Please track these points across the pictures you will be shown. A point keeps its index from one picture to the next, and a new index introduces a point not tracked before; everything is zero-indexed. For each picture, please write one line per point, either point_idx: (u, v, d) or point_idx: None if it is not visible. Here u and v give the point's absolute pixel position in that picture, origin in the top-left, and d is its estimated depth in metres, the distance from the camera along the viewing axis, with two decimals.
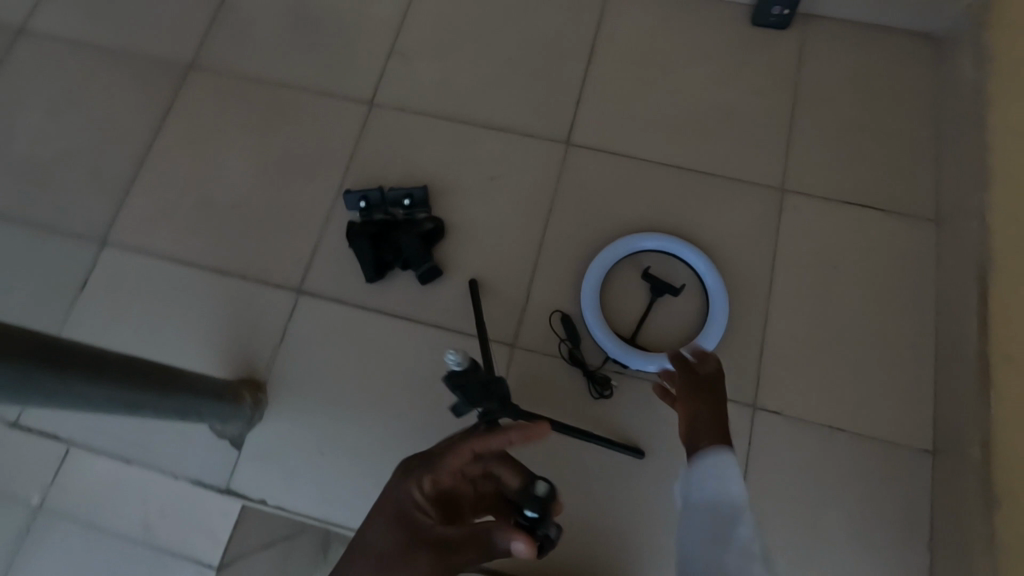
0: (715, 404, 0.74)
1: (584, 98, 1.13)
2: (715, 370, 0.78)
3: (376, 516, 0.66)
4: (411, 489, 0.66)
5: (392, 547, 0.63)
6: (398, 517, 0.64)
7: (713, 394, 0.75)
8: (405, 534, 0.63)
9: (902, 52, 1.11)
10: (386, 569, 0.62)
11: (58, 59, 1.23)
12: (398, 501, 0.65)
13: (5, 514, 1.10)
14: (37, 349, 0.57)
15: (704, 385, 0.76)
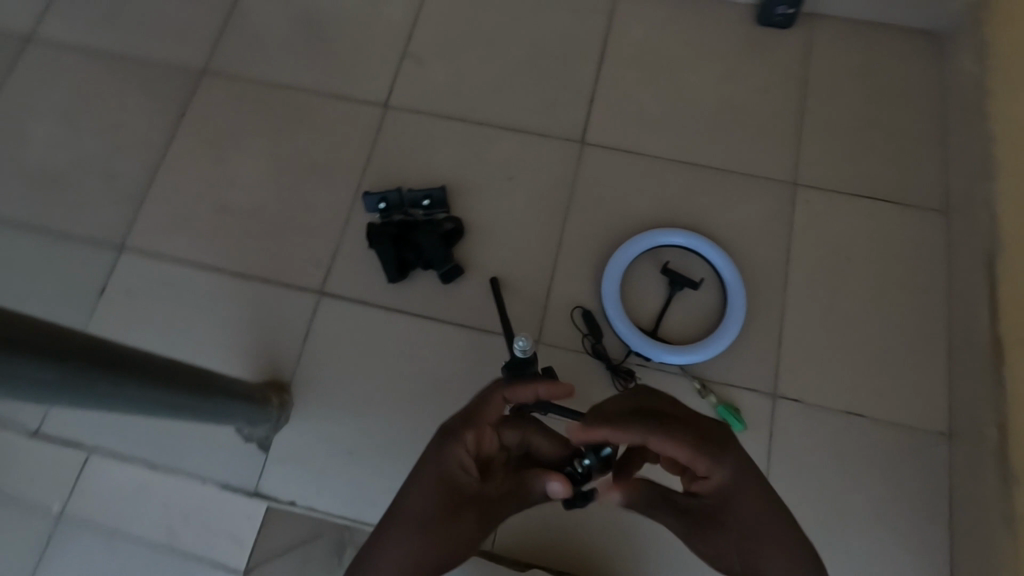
0: (792, 556, 0.57)
1: (596, 96, 1.14)
2: (749, 493, 0.58)
3: (414, 485, 0.61)
4: (456, 457, 0.61)
5: (435, 515, 0.60)
6: (440, 486, 0.61)
7: (782, 544, 0.57)
8: (450, 500, 0.61)
9: (902, 48, 1.14)
10: (433, 534, 0.59)
11: (67, 66, 1.23)
12: (439, 470, 0.61)
13: (25, 521, 1.09)
14: (94, 352, 0.56)
15: (765, 543, 0.57)
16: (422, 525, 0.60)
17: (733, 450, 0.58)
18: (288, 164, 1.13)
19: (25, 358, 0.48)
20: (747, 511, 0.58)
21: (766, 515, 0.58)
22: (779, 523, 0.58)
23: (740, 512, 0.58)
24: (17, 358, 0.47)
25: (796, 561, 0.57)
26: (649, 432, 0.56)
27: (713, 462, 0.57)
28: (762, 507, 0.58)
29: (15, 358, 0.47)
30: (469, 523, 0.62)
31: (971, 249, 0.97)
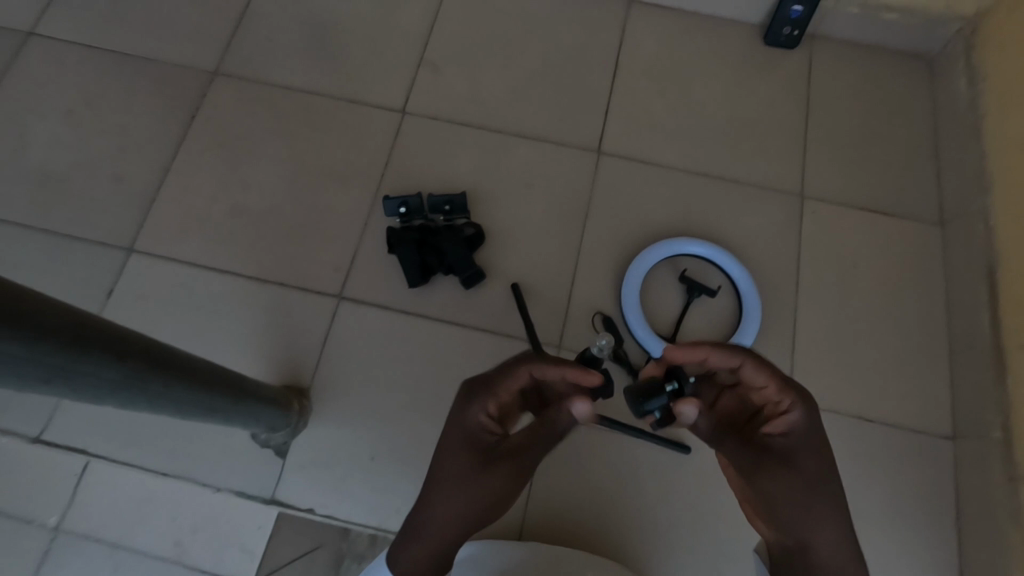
0: (842, 517, 0.61)
1: (610, 107, 1.17)
2: (816, 446, 0.63)
3: (443, 449, 0.64)
4: (477, 414, 0.64)
5: (468, 468, 0.62)
6: (469, 443, 0.63)
7: (836, 501, 0.61)
8: (480, 454, 0.63)
9: (898, 69, 1.20)
10: (467, 491, 0.61)
11: (70, 64, 1.19)
12: (465, 428, 0.64)
13: (21, 535, 1.05)
14: (148, 353, 0.54)
15: (821, 496, 0.61)
16: (458, 480, 0.61)
17: (813, 406, 0.65)
18: (304, 167, 1.12)
19: (95, 359, 0.46)
20: (812, 461, 0.62)
21: (827, 472, 0.63)
22: (837, 487, 0.62)
23: (807, 458, 0.62)
24: (87, 359, 0.46)
25: (841, 524, 0.60)
26: (745, 357, 0.65)
27: (794, 399, 0.64)
28: (822, 462, 0.63)
29: (84, 360, 0.45)
30: (500, 474, 0.62)
31: (968, 260, 1.03)
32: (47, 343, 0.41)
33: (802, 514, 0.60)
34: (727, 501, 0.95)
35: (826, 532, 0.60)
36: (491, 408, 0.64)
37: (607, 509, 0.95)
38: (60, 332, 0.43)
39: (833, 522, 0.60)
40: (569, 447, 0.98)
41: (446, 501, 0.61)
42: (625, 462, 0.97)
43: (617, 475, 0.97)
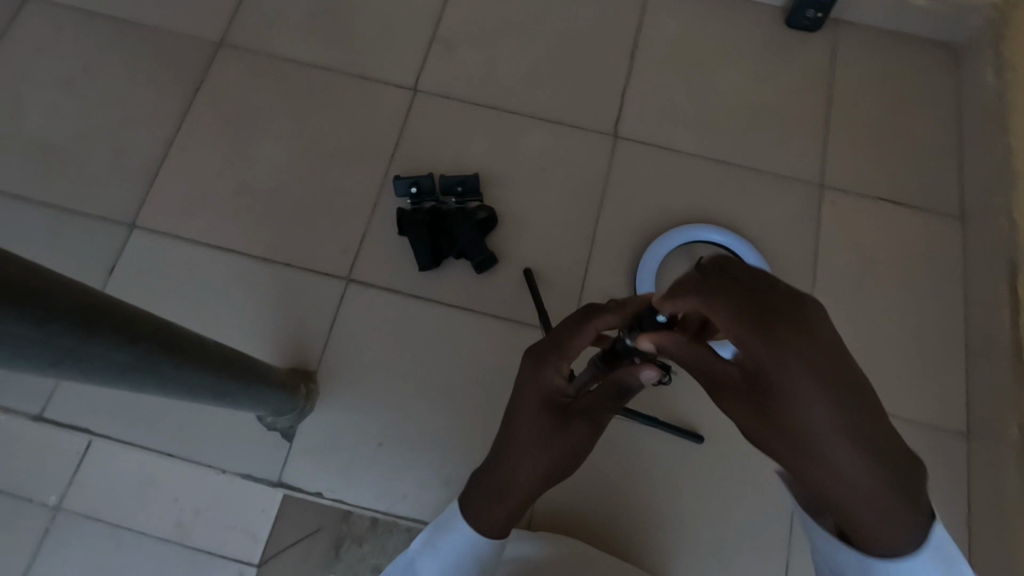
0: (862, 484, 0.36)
1: (628, 90, 1.14)
2: (805, 396, 0.35)
3: (517, 410, 0.56)
4: (552, 376, 0.55)
5: (546, 431, 0.55)
6: (544, 405, 0.55)
7: (850, 467, 0.35)
8: (556, 416, 0.56)
9: (924, 58, 1.17)
10: (551, 454, 0.55)
11: (69, 31, 1.15)
12: (540, 388, 0.55)
13: (20, 514, 1.04)
14: (156, 333, 0.52)
15: (823, 467, 0.36)
16: (535, 442, 0.55)
17: (794, 329, 0.35)
18: (313, 145, 1.09)
19: (104, 340, 0.44)
20: (797, 415, 0.36)
21: (827, 429, 0.35)
22: (846, 451, 0.35)
23: (787, 413, 0.36)
24: (96, 340, 0.44)
25: (865, 489, 0.36)
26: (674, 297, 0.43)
27: (758, 339, 0.36)
28: (819, 412, 0.35)
29: (94, 340, 0.43)
30: (577, 433, 0.56)
31: (988, 255, 1.02)
32: (55, 323, 0.39)
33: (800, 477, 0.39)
34: (739, 492, 0.94)
35: (841, 500, 0.37)
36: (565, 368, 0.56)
37: (618, 498, 0.95)
38: (68, 311, 0.40)
39: (847, 491, 0.36)
40: None
41: (522, 462, 0.56)
42: (636, 453, 0.96)
43: (629, 465, 0.96)
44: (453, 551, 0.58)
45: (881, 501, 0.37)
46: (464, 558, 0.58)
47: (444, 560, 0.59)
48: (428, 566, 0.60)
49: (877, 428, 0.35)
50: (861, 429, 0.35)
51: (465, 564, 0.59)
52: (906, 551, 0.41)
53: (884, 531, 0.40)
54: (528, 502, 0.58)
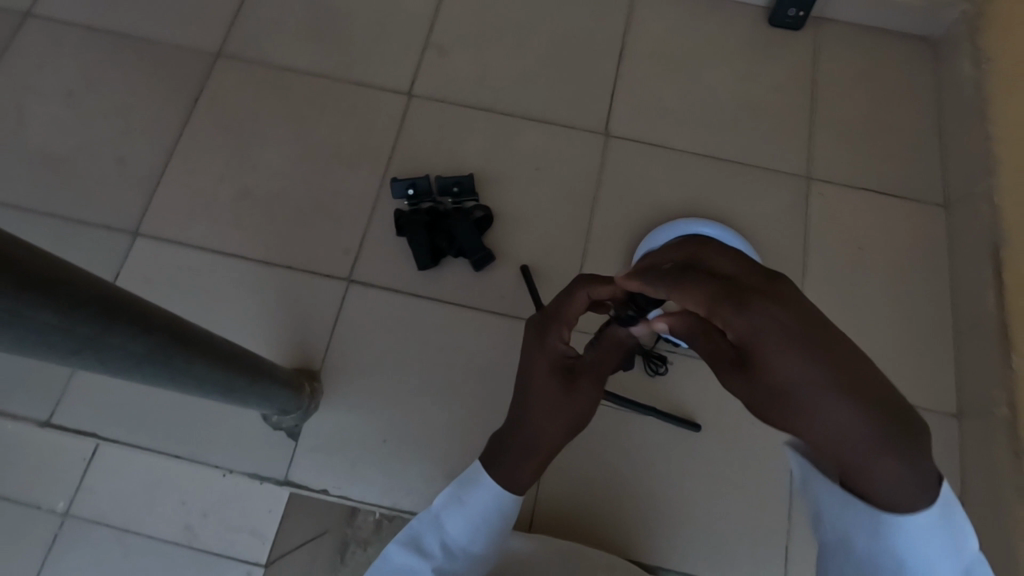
0: (857, 437, 0.35)
1: (617, 90, 1.17)
2: (775, 349, 0.36)
3: (527, 380, 0.59)
4: (555, 342, 0.59)
5: (556, 393, 0.58)
6: (552, 368, 0.59)
7: (842, 421, 0.35)
8: (565, 379, 0.58)
9: (904, 52, 1.21)
10: (564, 413, 0.58)
11: (70, 46, 1.18)
12: (546, 356, 0.59)
13: (31, 520, 1.07)
14: (170, 326, 0.53)
15: (809, 420, 0.36)
16: (548, 404, 0.58)
17: (760, 293, 0.37)
18: (312, 151, 1.12)
19: (123, 330, 0.46)
20: (785, 375, 0.35)
21: (813, 383, 0.35)
22: (825, 402, 0.35)
23: (765, 370, 0.36)
24: (115, 330, 0.45)
25: (863, 441, 0.35)
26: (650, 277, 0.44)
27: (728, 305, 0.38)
28: (804, 368, 0.35)
29: (113, 330, 0.45)
30: (588, 393, 0.58)
31: (973, 241, 1.04)
32: (78, 312, 0.41)
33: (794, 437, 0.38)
34: (738, 477, 0.96)
35: (839, 455, 0.37)
36: (567, 335, 0.59)
37: (619, 487, 0.96)
38: (89, 302, 0.42)
39: (842, 446, 0.36)
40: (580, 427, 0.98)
41: (537, 423, 0.58)
42: (636, 443, 0.98)
43: (629, 455, 0.97)
44: (480, 506, 0.60)
45: (881, 455, 0.36)
46: (488, 514, 0.60)
47: (471, 515, 0.60)
48: (455, 522, 0.60)
49: (867, 379, 0.35)
50: (847, 380, 0.35)
51: (489, 521, 0.60)
52: (916, 508, 0.40)
53: (888, 487, 0.39)
54: (549, 459, 0.61)
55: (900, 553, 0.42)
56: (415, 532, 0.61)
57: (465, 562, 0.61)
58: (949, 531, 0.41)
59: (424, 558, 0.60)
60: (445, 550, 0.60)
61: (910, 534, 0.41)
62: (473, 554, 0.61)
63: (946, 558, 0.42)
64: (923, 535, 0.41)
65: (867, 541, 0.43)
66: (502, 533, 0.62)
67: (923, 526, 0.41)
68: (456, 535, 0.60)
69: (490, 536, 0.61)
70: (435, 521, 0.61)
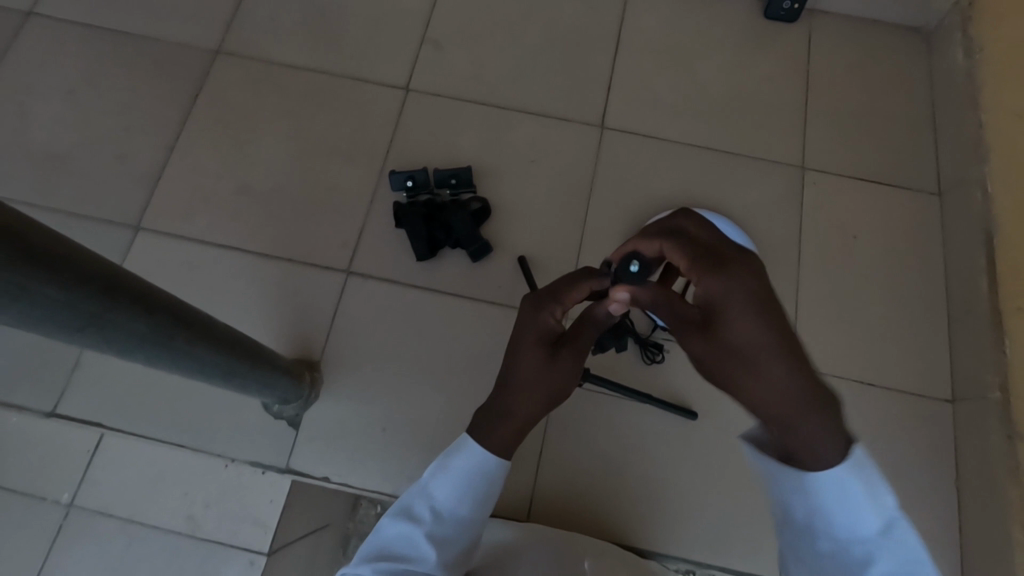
0: (787, 390, 0.47)
1: (612, 83, 1.18)
2: (739, 309, 0.50)
3: (516, 349, 0.61)
4: (547, 316, 0.61)
5: (540, 363, 0.61)
6: (541, 337, 0.61)
7: (778, 373, 0.47)
8: (549, 350, 0.61)
9: (897, 42, 1.22)
10: (546, 383, 0.61)
11: (72, 45, 1.19)
12: (537, 327, 0.61)
13: (37, 512, 1.10)
14: (173, 309, 0.55)
15: (755, 370, 0.48)
16: (535, 370, 0.61)
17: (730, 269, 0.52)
18: (310, 145, 1.13)
19: (126, 310, 0.48)
20: (741, 330, 0.49)
21: (763, 338, 0.48)
22: (768, 353, 0.48)
23: (730, 326, 0.50)
24: (119, 309, 0.47)
25: (793, 393, 0.47)
26: (660, 241, 0.57)
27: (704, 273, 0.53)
28: (757, 326, 0.49)
29: (117, 310, 0.47)
30: (569, 364, 0.62)
31: (965, 228, 1.05)
32: (84, 290, 0.42)
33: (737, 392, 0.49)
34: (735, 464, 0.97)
35: (772, 407, 0.47)
36: (559, 313, 0.62)
37: (617, 474, 0.97)
38: (94, 281, 0.43)
39: (772, 396, 0.47)
40: (578, 415, 0.99)
41: (523, 386, 0.60)
42: (634, 430, 0.99)
43: (626, 443, 0.98)
44: (465, 468, 0.59)
45: (803, 411, 0.47)
46: (474, 477, 0.59)
47: (457, 479, 0.59)
48: (441, 486, 0.59)
49: (798, 347, 0.48)
50: (785, 343, 0.48)
51: (475, 485, 0.59)
52: (835, 465, 0.47)
53: (810, 448, 0.47)
54: (523, 431, 0.62)
55: (828, 506, 0.47)
56: (404, 503, 0.60)
57: (454, 527, 0.59)
58: (866, 479, 0.46)
59: (415, 524, 0.58)
60: (435, 515, 0.59)
61: (832, 487, 0.47)
62: (463, 519, 0.59)
63: (868, 511, 0.46)
64: (843, 486, 0.46)
65: (802, 501, 0.48)
66: (490, 499, 0.60)
67: (844, 483, 0.46)
68: (443, 499, 0.59)
69: (477, 500, 0.59)
70: (422, 488, 0.60)
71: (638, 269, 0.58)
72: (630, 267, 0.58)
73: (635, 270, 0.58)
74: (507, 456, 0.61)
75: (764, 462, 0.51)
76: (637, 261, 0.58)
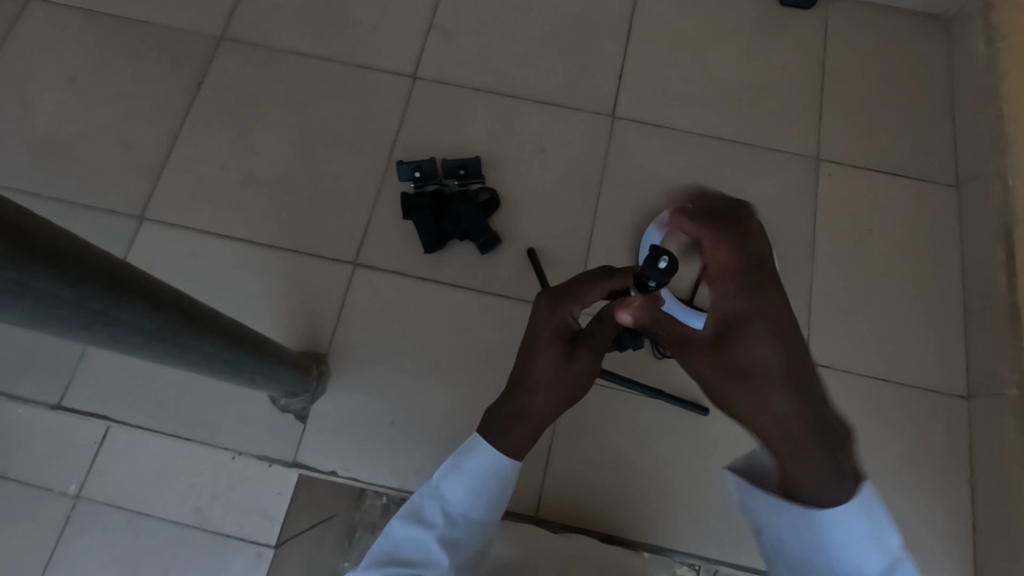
0: (791, 424, 0.46)
1: (623, 71, 1.15)
2: (756, 332, 0.49)
3: (533, 345, 0.61)
4: (566, 314, 0.61)
5: (558, 360, 0.60)
6: (558, 335, 0.61)
7: (783, 403, 0.47)
8: (567, 347, 0.61)
9: (915, 30, 1.19)
10: (563, 381, 0.60)
11: (73, 31, 1.17)
12: (555, 323, 0.61)
13: (43, 504, 1.10)
14: (180, 304, 0.54)
15: (760, 395, 0.47)
16: (550, 368, 0.60)
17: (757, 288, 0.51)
18: (315, 134, 1.11)
19: (132, 306, 0.46)
20: (753, 357, 0.49)
21: (772, 367, 0.48)
22: (776, 381, 0.47)
23: (746, 348, 0.49)
24: (126, 305, 0.46)
25: (796, 425, 0.46)
26: (708, 230, 0.57)
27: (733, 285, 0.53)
28: (770, 354, 0.48)
29: (124, 305, 0.45)
30: (586, 363, 0.61)
31: (982, 221, 1.03)
32: (89, 286, 0.41)
33: (742, 416, 0.49)
34: None
35: (772, 439, 0.47)
36: (577, 311, 0.62)
37: (626, 469, 0.96)
38: (99, 277, 0.42)
39: (776, 425, 0.47)
40: (587, 411, 0.98)
41: (539, 384, 0.60)
42: (644, 426, 0.98)
43: (636, 439, 0.97)
44: (478, 471, 0.58)
45: (805, 444, 0.46)
46: (487, 479, 0.58)
47: (469, 481, 0.58)
48: (452, 487, 0.58)
49: (808, 377, 0.48)
50: (795, 372, 0.47)
51: (488, 487, 0.58)
52: (838, 502, 0.46)
53: (811, 481, 0.47)
54: (538, 431, 0.61)
55: (829, 546, 0.47)
56: (414, 505, 0.58)
57: (467, 529, 0.58)
58: (870, 519, 0.46)
59: (426, 528, 0.57)
60: (447, 518, 0.58)
61: (833, 529, 0.46)
62: (476, 521, 0.58)
63: (869, 551, 0.46)
64: (845, 525, 0.46)
65: (802, 539, 0.48)
66: (503, 501, 0.59)
67: (847, 522, 0.46)
68: (455, 501, 0.58)
69: (490, 501, 0.58)
70: (434, 489, 0.59)
71: (666, 266, 0.56)
72: (658, 263, 0.56)
73: (663, 267, 0.56)
74: (518, 458, 0.60)
75: (760, 497, 0.50)
76: (666, 257, 0.56)
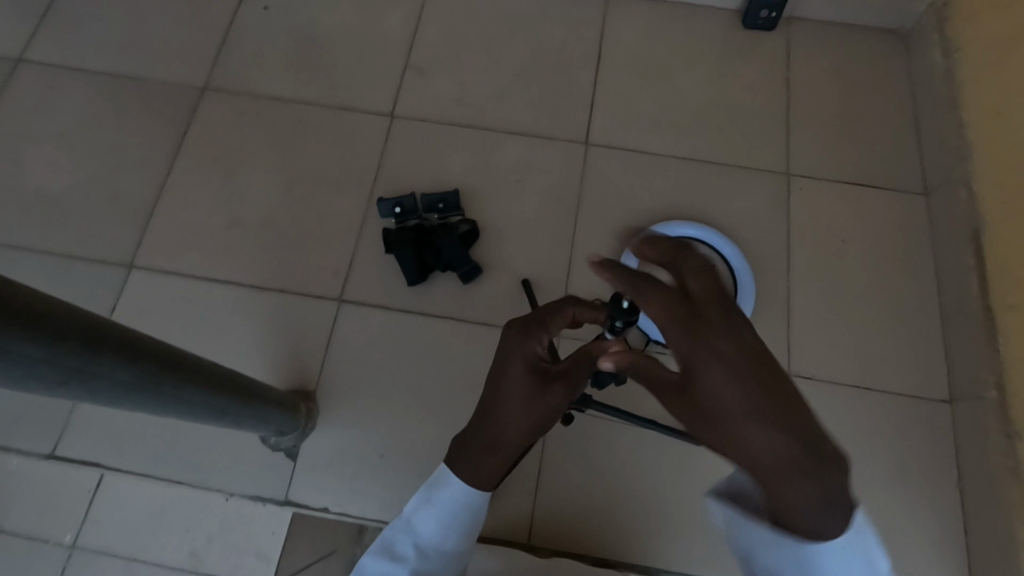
0: (778, 464, 0.40)
1: (595, 99, 1.19)
2: (716, 365, 0.41)
3: (504, 376, 0.61)
4: (535, 345, 0.62)
5: (530, 392, 0.61)
6: (529, 367, 0.61)
7: (764, 442, 0.40)
8: (539, 379, 0.61)
9: (876, 46, 1.23)
10: (534, 412, 0.61)
11: (63, 88, 1.21)
12: (525, 355, 0.61)
13: (38, 555, 1.10)
14: (159, 354, 0.55)
15: (735, 442, 0.41)
16: (520, 401, 0.61)
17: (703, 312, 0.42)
18: (299, 175, 1.14)
19: (111, 360, 0.48)
20: (710, 395, 0.41)
21: (741, 404, 0.40)
22: (746, 419, 0.40)
23: (710, 385, 0.41)
24: (104, 360, 0.47)
25: (778, 466, 0.40)
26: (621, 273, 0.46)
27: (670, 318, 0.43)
28: (732, 387, 0.41)
29: (102, 360, 0.47)
30: (559, 396, 0.61)
31: (954, 226, 1.05)
32: (68, 343, 0.43)
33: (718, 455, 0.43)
34: None
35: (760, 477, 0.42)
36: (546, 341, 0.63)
37: (617, 491, 0.97)
38: (76, 334, 0.44)
39: (756, 467, 0.41)
40: (577, 435, 0.99)
41: (506, 418, 0.61)
42: (633, 447, 0.99)
43: (625, 461, 0.98)
44: (449, 503, 0.63)
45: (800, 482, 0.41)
46: (456, 512, 0.63)
47: (441, 514, 0.63)
48: (424, 521, 0.63)
49: (787, 402, 0.40)
50: (771, 409, 0.40)
51: (459, 519, 0.63)
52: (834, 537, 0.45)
53: (810, 516, 0.44)
54: (513, 458, 0.64)
55: None
56: (386, 541, 0.64)
57: (439, 560, 0.64)
58: (861, 551, 0.47)
59: (398, 562, 0.63)
60: (418, 551, 0.64)
61: (828, 557, 0.46)
62: (447, 552, 0.64)
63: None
64: (837, 558, 0.46)
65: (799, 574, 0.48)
66: (473, 531, 0.65)
67: (842, 554, 0.46)
68: (426, 534, 0.64)
69: (460, 533, 0.64)
70: (406, 525, 0.65)
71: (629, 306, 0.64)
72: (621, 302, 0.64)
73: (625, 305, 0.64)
74: (491, 487, 0.65)
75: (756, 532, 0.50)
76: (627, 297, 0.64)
